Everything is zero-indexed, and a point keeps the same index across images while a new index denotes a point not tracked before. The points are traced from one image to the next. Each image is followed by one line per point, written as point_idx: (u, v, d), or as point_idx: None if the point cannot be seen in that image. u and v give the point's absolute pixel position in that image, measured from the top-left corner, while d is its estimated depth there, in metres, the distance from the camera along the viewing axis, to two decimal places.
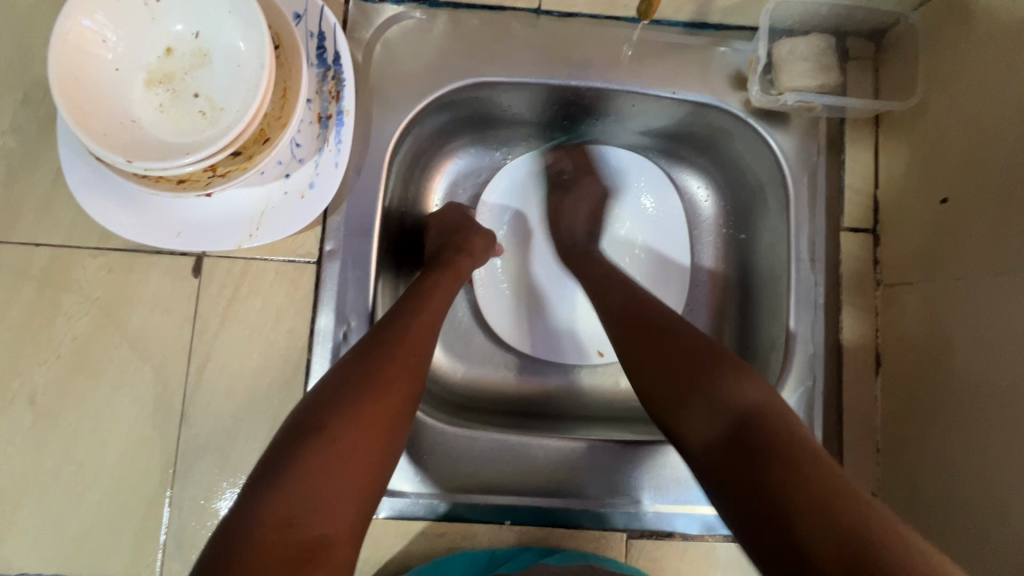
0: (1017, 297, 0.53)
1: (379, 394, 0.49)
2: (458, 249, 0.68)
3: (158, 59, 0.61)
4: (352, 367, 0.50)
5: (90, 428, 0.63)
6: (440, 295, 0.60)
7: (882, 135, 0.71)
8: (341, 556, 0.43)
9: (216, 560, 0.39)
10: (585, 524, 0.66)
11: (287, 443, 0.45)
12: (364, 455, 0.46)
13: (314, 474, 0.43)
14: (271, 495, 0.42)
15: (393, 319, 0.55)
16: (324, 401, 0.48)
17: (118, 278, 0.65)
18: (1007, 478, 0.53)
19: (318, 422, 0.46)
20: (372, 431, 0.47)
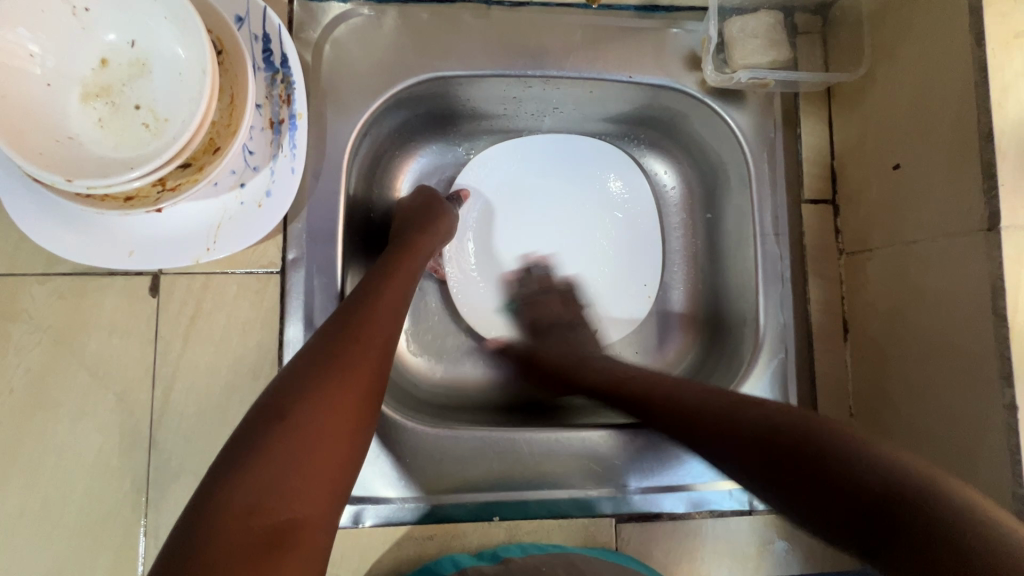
0: (970, 256, 0.54)
1: (346, 379, 0.50)
2: (421, 231, 0.69)
3: (93, 71, 0.58)
4: (317, 353, 0.51)
5: (54, 462, 0.61)
6: (402, 278, 0.61)
7: (834, 106, 0.72)
8: (311, 537, 0.44)
9: (179, 547, 0.40)
10: (571, 513, 0.66)
11: (250, 431, 0.46)
12: (331, 441, 0.47)
13: (278, 461, 0.44)
14: (236, 484, 0.43)
15: (355, 303, 0.56)
16: (287, 389, 0.48)
17: (70, 303, 0.62)
18: (974, 432, 0.54)
19: (281, 409, 0.47)
20: (339, 418, 0.48)
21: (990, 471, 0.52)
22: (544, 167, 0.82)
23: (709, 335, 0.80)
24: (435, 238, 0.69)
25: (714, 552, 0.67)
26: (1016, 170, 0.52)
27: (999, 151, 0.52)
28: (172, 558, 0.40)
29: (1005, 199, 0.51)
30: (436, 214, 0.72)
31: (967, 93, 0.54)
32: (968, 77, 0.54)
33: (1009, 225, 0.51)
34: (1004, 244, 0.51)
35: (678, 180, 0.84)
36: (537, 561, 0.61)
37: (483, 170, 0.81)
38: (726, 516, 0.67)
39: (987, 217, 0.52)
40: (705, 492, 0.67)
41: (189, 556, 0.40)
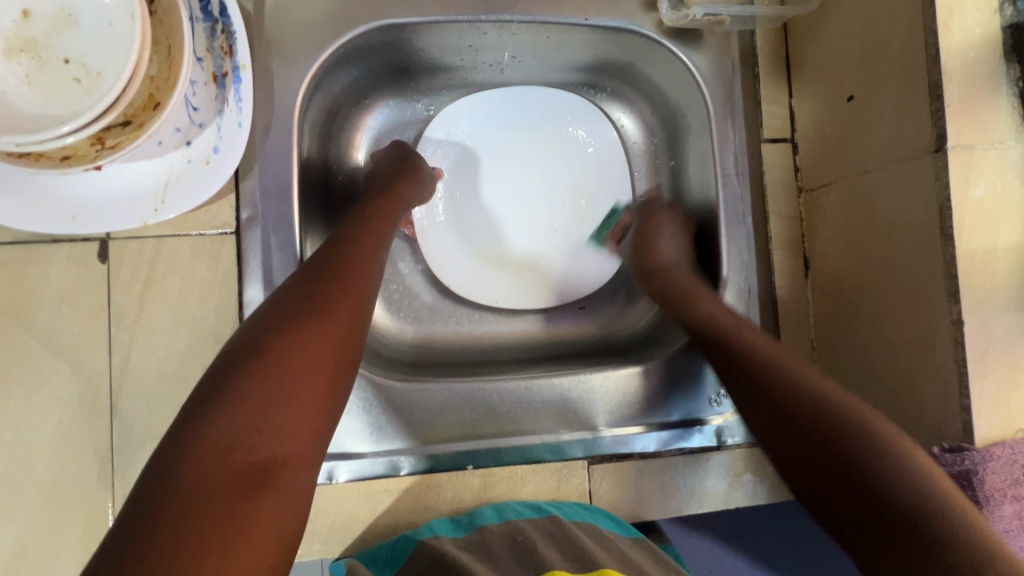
0: (921, 181, 0.55)
1: (323, 320, 0.49)
2: (393, 179, 0.68)
3: (15, 23, 0.54)
4: (292, 294, 0.51)
5: (10, 436, 0.59)
6: (380, 225, 0.60)
7: (790, 43, 0.72)
8: (294, 476, 0.44)
9: (156, 481, 0.40)
10: (545, 456, 0.67)
11: (226, 370, 0.45)
12: (310, 378, 0.46)
13: (255, 399, 0.44)
14: (211, 421, 0.43)
15: (334, 247, 0.55)
16: (261, 331, 0.48)
17: (13, 273, 0.60)
18: (923, 352, 0.56)
19: (257, 349, 0.46)
20: (318, 356, 0.47)
21: (939, 386, 0.55)
22: (508, 122, 0.81)
23: None
24: (411, 187, 0.68)
25: (685, 489, 0.69)
26: (960, 90, 0.52)
27: (945, 73, 0.52)
28: (144, 497, 0.40)
29: (951, 119, 0.52)
30: (421, 167, 0.72)
31: (914, 17, 0.54)
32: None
33: (954, 145, 0.52)
34: (951, 165, 0.52)
35: (641, 129, 0.83)
36: (512, 527, 0.61)
37: (445, 123, 0.79)
38: (695, 454, 0.69)
39: (934, 138, 0.53)
40: (674, 430, 0.69)
41: (162, 493, 0.40)
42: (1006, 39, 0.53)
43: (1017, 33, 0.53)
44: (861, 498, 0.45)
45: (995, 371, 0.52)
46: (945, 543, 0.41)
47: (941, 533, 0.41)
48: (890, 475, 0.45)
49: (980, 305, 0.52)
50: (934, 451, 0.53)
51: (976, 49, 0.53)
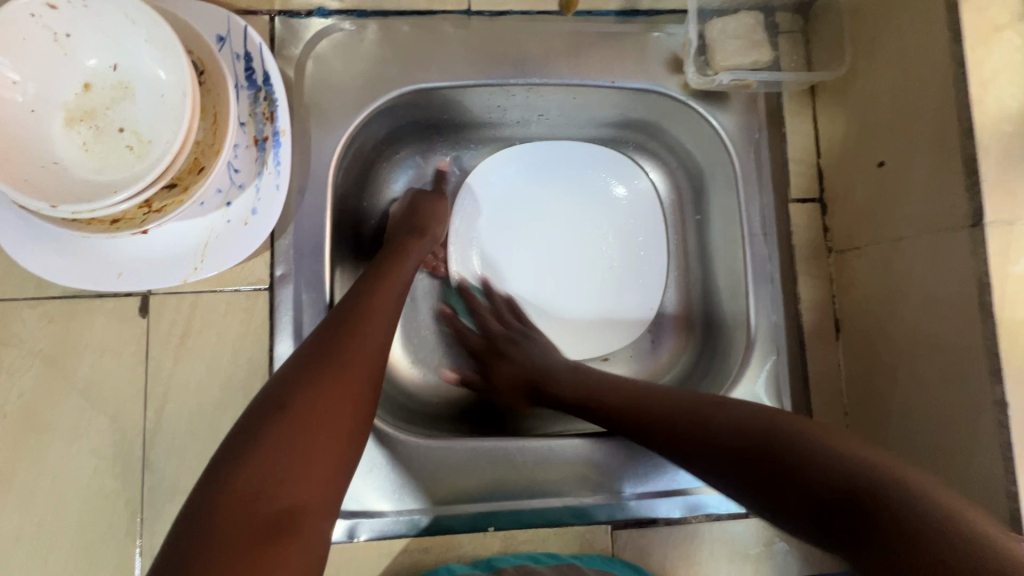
0: (958, 254, 0.54)
1: (342, 372, 0.50)
2: (415, 234, 0.70)
3: (77, 96, 0.58)
4: (315, 347, 0.52)
5: (46, 486, 0.61)
6: (394, 280, 0.61)
7: (818, 104, 0.73)
8: (315, 524, 0.44)
9: (186, 533, 0.41)
10: (567, 520, 0.66)
11: (252, 423, 0.46)
12: (333, 426, 0.47)
13: (278, 447, 0.44)
14: (241, 467, 0.43)
15: (353, 300, 0.56)
16: (288, 383, 0.49)
17: (61, 326, 0.63)
18: (965, 429, 0.54)
19: (281, 401, 0.47)
20: (339, 407, 0.48)
21: (983, 467, 0.52)
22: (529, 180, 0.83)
23: (702, 335, 0.79)
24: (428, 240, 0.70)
25: (712, 554, 0.66)
26: (996, 164, 0.52)
27: (980, 146, 0.52)
28: (174, 550, 0.40)
29: (987, 194, 0.51)
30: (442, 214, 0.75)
31: (947, 89, 0.54)
32: (946, 72, 0.54)
33: (992, 220, 0.51)
34: (989, 240, 0.51)
35: (665, 183, 0.84)
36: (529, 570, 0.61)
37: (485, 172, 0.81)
38: (722, 520, 0.67)
39: (971, 213, 0.52)
40: (700, 495, 0.67)
41: (193, 541, 0.40)
42: None
43: None
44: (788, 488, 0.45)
45: None
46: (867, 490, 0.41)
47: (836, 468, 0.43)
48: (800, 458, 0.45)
49: None
50: None
51: (1012, 122, 0.52)
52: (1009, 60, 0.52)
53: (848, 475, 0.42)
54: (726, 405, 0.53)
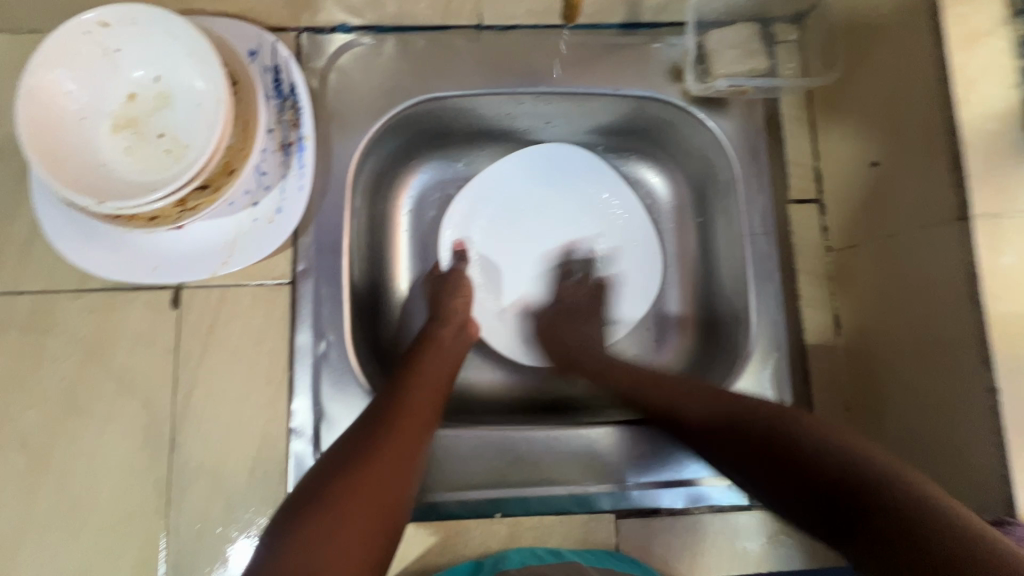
0: (949, 247, 0.56)
1: (372, 467, 0.52)
2: (437, 322, 0.71)
3: (122, 105, 0.64)
4: (351, 444, 0.54)
5: (83, 465, 0.65)
6: (428, 372, 0.64)
7: (815, 109, 0.76)
8: None
9: None
10: (572, 509, 0.68)
11: (287, 521, 0.49)
12: (363, 521, 0.49)
13: (305, 546, 0.46)
14: (284, 562, 0.45)
15: (386, 399, 0.59)
16: (326, 479, 0.51)
17: (100, 317, 0.67)
18: (960, 418, 0.55)
19: (313, 499, 0.49)
20: (367, 507, 0.50)
21: (976, 453, 0.53)
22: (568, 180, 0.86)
23: (704, 332, 0.82)
24: (453, 326, 0.71)
25: (714, 546, 0.68)
26: (982, 160, 0.54)
27: (965, 143, 0.54)
28: None
29: (974, 188, 0.53)
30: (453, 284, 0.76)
31: (932, 92, 0.57)
32: (931, 76, 0.57)
33: (979, 214, 0.53)
34: (977, 233, 0.53)
35: (668, 188, 0.87)
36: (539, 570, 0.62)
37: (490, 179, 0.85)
38: (725, 512, 0.68)
39: (957, 207, 0.54)
40: (702, 487, 0.69)
41: None
42: None
43: None
44: (819, 491, 0.49)
45: None
46: (890, 486, 0.45)
47: (836, 465, 0.49)
48: (808, 451, 0.51)
49: (1017, 373, 0.51)
50: None
51: (997, 120, 0.54)
52: (993, 61, 0.55)
53: (865, 471, 0.47)
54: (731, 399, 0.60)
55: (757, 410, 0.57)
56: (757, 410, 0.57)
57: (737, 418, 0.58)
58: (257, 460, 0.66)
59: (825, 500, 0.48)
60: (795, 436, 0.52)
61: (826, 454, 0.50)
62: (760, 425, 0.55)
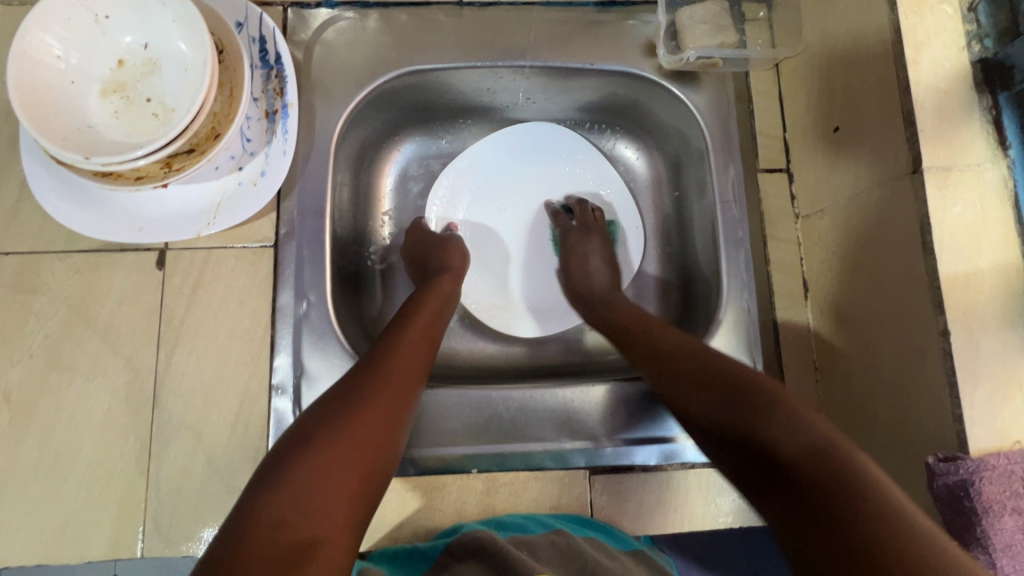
0: (903, 201, 0.58)
1: (367, 410, 0.53)
2: (435, 277, 0.72)
3: (111, 70, 0.66)
4: (344, 386, 0.56)
5: (66, 420, 0.66)
6: (420, 319, 0.65)
7: (783, 83, 0.79)
8: (335, 552, 0.46)
9: (216, 556, 0.43)
10: (546, 465, 0.69)
11: (281, 457, 0.49)
12: (356, 461, 0.50)
13: (302, 481, 0.47)
14: (271, 501, 0.46)
15: (379, 344, 0.61)
16: (318, 419, 0.52)
17: (85, 277, 0.69)
18: (915, 365, 0.57)
19: (308, 437, 0.50)
20: (360, 450, 0.51)
21: (932, 397, 0.55)
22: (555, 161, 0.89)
23: (682, 299, 0.84)
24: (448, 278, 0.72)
25: (687, 501, 0.69)
26: (933, 117, 0.56)
27: (917, 101, 0.57)
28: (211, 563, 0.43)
29: (926, 143, 0.56)
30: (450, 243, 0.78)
31: (887, 55, 0.60)
32: (886, 40, 0.60)
33: (930, 166, 0.56)
34: (927, 185, 0.56)
35: (646, 163, 0.90)
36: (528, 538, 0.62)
37: (474, 159, 0.87)
38: (698, 469, 0.70)
39: (911, 161, 0.57)
40: (677, 445, 0.70)
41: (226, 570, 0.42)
42: (976, 72, 0.57)
43: (986, 66, 0.57)
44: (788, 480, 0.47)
45: (985, 382, 0.53)
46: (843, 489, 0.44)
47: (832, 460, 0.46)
48: (792, 432, 0.48)
49: (967, 318, 0.54)
50: (929, 460, 0.52)
51: (947, 80, 0.57)
52: (942, 25, 0.58)
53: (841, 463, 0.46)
54: (744, 374, 0.55)
55: (748, 391, 0.54)
56: (759, 401, 0.52)
57: (721, 403, 0.54)
58: (238, 415, 0.67)
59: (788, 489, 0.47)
60: (796, 420, 0.49)
61: (807, 436, 0.48)
62: (736, 412, 0.53)
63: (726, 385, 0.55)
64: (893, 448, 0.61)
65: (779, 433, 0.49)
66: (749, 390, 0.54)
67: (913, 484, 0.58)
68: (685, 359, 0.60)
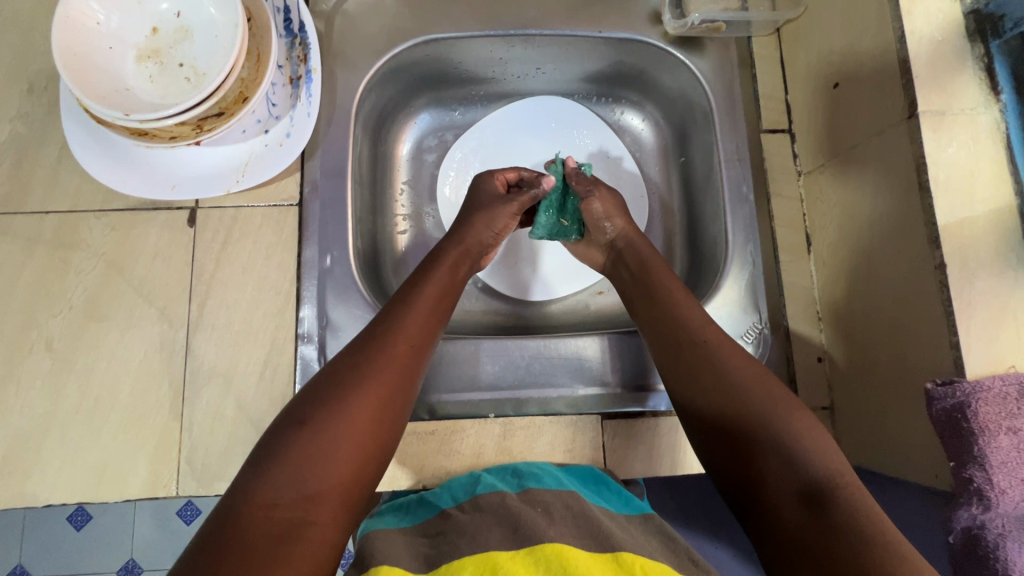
0: (899, 147, 0.61)
1: (367, 391, 0.56)
2: (451, 242, 0.72)
3: (146, 37, 0.70)
4: (346, 364, 0.58)
5: (104, 367, 0.69)
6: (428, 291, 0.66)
7: (785, 47, 0.82)
8: (326, 528, 0.50)
9: (218, 523, 0.48)
10: (561, 410, 0.73)
11: (280, 433, 0.53)
12: (353, 447, 0.53)
13: (300, 460, 0.51)
14: (267, 475, 0.50)
15: (383, 319, 0.62)
16: (314, 401, 0.55)
17: (121, 233, 0.73)
18: (914, 302, 0.60)
19: (305, 417, 0.54)
20: (359, 433, 0.54)
21: (930, 330, 0.58)
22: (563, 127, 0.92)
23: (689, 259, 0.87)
24: (457, 246, 0.72)
25: None
26: (928, 64, 0.59)
27: (912, 50, 0.59)
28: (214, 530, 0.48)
29: (921, 89, 0.59)
30: (486, 210, 0.75)
31: (883, 10, 0.63)
32: None
33: (925, 111, 0.58)
34: (922, 128, 0.58)
35: (652, 131, 0.93)
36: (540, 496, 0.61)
37: (486, 127, 0.91)
38: None
39: (906, 106, 0.60)
40: None
41: (227, 535, 0.47)
42: (969, 23, 0.60)
43: (978, 17, 0.60)
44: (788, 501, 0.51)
45: (979, 312, 0.55)
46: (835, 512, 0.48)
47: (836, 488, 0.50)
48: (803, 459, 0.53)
49: (962, 252, 0.56)
50: (928, 387, 0.55)
51: (940, 30, 0.60)
52: None
53: (841, 492, 0.50)
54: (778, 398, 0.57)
55: (767, 411, 0.56)
56: (779, 422, 0.55)
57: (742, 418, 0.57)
58: (266, 363, 0.71)
59: (789, 507, 0.51)
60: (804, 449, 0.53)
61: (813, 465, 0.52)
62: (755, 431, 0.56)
63: (747, 403, 0.57)
64: (893, 385, 0.63)
65: (792, 458, 0.53)
66: (771, 411, 0.56)
67: (914, 417, 0.61)
68: (711, 367, 0.61)
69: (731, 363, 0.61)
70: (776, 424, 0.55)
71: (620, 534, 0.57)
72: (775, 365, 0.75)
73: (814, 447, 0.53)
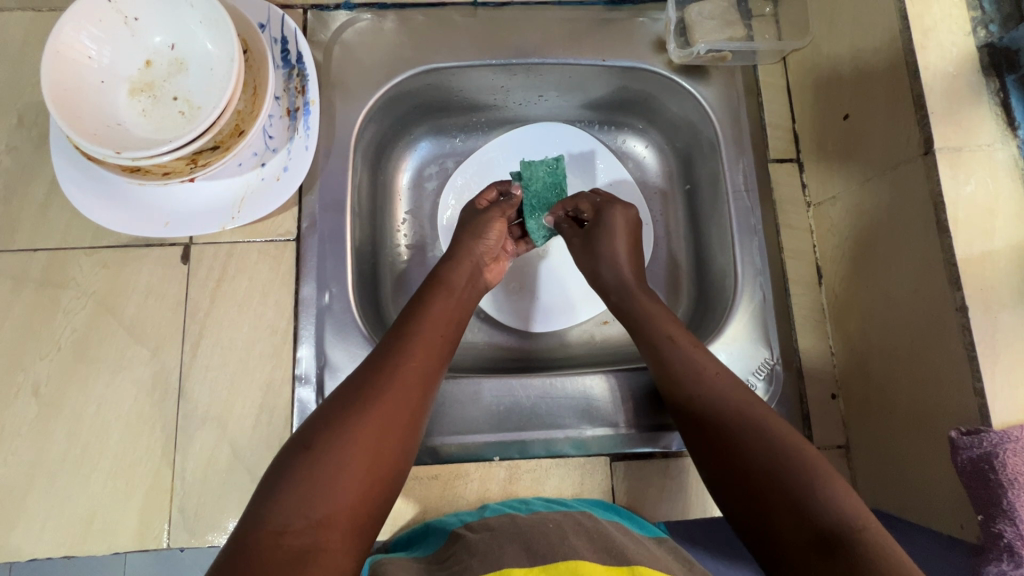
0: (914, 183, 0.60)
1: (375, 414, 0.53)
2: (449, 263, 0.70)
3: (140, 70, 0.68)
4: (355, 387, 0.55)
5: (93, 412, 0.67)
6: (433, 315, 0.64)
7: (791, 76, 0.81)
8: (333, 559, 0.46)
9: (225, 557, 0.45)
10: (568, 452, 0.71)
11: (287, 460, 0.50)
12: (363, 471, 0.50)
13: (306, 485, 0.48)
14: (274, 503, 0.47)
15: (392, 342, 0.60)
16: (321, 427, 0.52)
17: (112, 271, 0.70)
18: (934, 343, 0.58)
19: (310, 442, 0.51)
20: (368, 457, 0.51)
21: (952, 372, 0.56)
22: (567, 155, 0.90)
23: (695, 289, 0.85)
24: (466, 266, 0.71)
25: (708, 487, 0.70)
26: (943, 99, 0.58)
27: (926, 84, 0.58)
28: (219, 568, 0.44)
29: (936, 124, 0.57)
30: (474, 224, 0.73)
31: (894, 43, 0.61)
32: (893, 28, 0.61)
33: (941, 147, 0.57)
34: (939, 165, 0.57)
35: (656, 158, 0.91)
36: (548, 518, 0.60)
37: (487, 155, 0.89)
38: None
39: (922, 142, 0.58)
40: None
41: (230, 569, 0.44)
42: (983, 56, 0.59)
43: (992, 51, 0.59)
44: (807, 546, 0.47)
45: (1005, 356, 0.53)
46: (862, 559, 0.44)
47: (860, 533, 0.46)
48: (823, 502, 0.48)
49: (983, 293, 0.54)
50: (952, 435, 0.54)
51: (954, 64, 0.58)
52: (948, 12, 0.60)
53: (867, 539, 0.45)
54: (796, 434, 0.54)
55: (783, 446, 0.53)
56: (797, 458, 0.52)
57: (760, 451, 0.53)
58: (262, 405, 0.68)
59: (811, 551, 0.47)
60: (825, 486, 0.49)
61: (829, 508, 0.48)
62: (765, 467, 0.52)
63: (758, 436, 0.54)
64: (913, 427, 0.61)
65: (814, 495, 0.49)
66: (789, 447, 0.53)
67: (936, 463, 0.58)
68: (727, 400, 0.58)
69: (742, 397, 0.58)
70: (802, 457, 0.52)
71: (633, 549, 0.55)
72: (787, 402, 0.73)
73: (838, 487, 0.49)
